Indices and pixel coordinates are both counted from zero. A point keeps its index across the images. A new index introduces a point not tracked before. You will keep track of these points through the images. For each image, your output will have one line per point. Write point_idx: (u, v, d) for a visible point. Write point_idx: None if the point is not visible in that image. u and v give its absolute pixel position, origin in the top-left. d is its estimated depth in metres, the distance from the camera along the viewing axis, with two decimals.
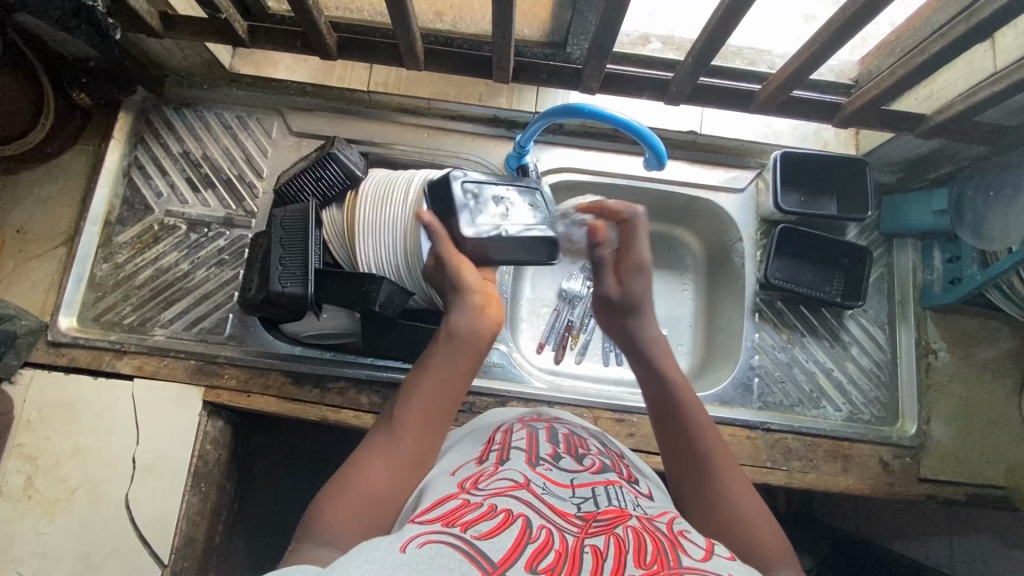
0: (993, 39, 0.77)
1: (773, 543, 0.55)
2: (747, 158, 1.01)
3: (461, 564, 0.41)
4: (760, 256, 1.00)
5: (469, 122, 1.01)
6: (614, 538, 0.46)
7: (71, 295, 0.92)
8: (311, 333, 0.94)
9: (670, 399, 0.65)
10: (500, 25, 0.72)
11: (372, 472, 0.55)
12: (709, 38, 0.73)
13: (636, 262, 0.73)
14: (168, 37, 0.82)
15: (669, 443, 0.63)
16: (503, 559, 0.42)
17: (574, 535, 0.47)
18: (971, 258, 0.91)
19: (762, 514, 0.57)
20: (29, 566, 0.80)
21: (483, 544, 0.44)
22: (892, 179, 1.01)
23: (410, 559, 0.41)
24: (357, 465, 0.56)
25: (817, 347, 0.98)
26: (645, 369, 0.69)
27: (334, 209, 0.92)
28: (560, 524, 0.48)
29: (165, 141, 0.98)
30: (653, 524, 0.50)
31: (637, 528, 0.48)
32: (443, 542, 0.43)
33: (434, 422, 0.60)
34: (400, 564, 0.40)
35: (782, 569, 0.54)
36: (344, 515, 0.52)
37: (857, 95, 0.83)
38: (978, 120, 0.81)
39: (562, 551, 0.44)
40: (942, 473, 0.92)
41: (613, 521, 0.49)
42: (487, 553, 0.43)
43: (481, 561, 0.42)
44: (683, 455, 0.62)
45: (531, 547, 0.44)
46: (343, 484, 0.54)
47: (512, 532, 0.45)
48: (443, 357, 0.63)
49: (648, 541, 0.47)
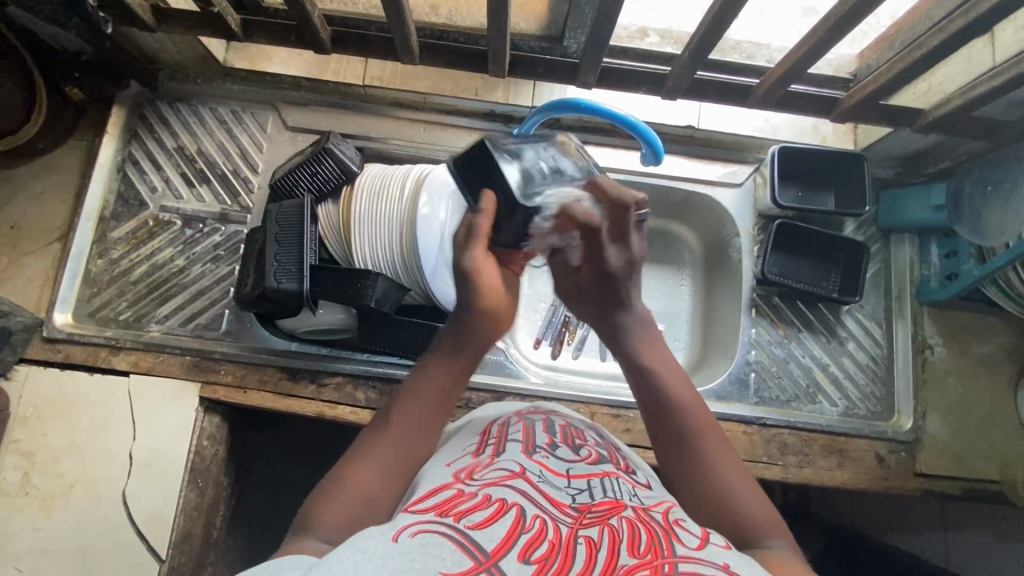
0: (993, 33, 0.76)
1: (766, 520, 0.54)
2: (746, 152, 1.01)
3: (453, 553, 0.41)
4: (757, 252, 0.99)
5: (466, 117, 1.00)
6: (608, 530, 0.46)
7: (66, 291, 0.91)
8: (306, 329, 0.91)
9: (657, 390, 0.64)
10: (496, 18, 0.72)
11: (363, 470, 0.55)
12: (707, 33, 0.73)
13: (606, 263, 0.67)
14: (160, 30, 0.80)
15: (657, 435, 0.63)
16: (496, 548, 0.42)
17: (568, 525, 0.47)
18: (968, 253, 0.91)
19: (754, 492, 0.57)
20: (27, 562, 0.80)
21: (477, 533, 0.44)
22: (891, 173, 1.01)
23: (403, 548, 0.41)
24: (349, 464, 0.56)
25: (813, 343, 0.98)
26: (633, 363, 0.67)
27: (330, 204, 0.91)
28: (555, 513, 0.48)
29: (159, 136, 0.98)
30: (648, 514, 0.50)
31: (632, 518, 0.48)
32: (436, 531, 0.43)
33: (424, 423, 0.60)
34: (391, 553, 0.40)
35: (777, 542, 0.53)
36: (335, 511, 0.52)
37: (856, 89, 0.83)
38: (976, 115, 0.80)
39: (555, 542, 0.44)
40: (937, 468, 0.92)
41: (608, 512, 0.49)
42: (480, 543, 0.43)
43: (473, 550, 0.42)
44: (672, 444, 0.61)
45: (524, 538, 0.44)
46: (334, 481, 0.54)
47: (506, 522, 0.45)
48: (436, 369, 0.63)
49: (642, 531, 0.46)
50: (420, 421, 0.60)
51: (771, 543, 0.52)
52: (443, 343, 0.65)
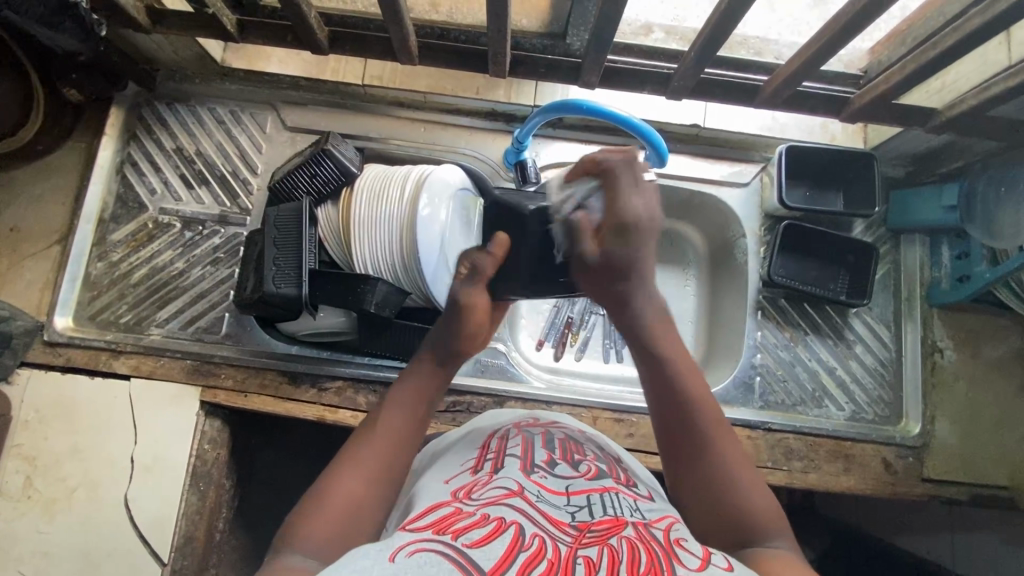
0: (1009, 32, 0.74)
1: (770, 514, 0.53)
2: (752, 152, 0.99)
3: (451, 573, 0.40)
4: (764, 252, 0.98)
5: (466, 116, 0.99)
6: (608, 549, 0.45)
7: (67, 294, 0.91)
8: (307, 332, 0.91)
9: (672, 392, 0.61)
10: (495, 18, 0.70)
11: (353, 478, 0.55)
12: (714, 31, 0.71)
13: (621, 224, 0.68)
14: (156, 31, 0.79)
15: (664, 426, 0.60)
16: (494, 567, 0.42)
17: (567, 545, 0.46)
18: (980, 255, 0.89)
19: (757, 488, 0.55)
20: (31, 565, 0.81)
21: (474, 553, 0.43)
22: (901, 172, 0.98)
23: (400, 568, 0.40)
24: (334, 474, 0.55)
25: (820, 346, 0.97)
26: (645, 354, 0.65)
27: (329, 206, 0.89)
28: (554, 533, 0.47)
29: (157, 137, 0.97)
30: (649, 533, 0.49)
31: (632, 538, 0.47)
32: (434, 550, 0.42)
33: (405, 427, 0.61)
34: (389, 574, 0.39)
35: (779, 542, 0.51)
36: (324, 523, 0.51)
37: (867, 88, 0.80)
38: (991, 115, 0.78)
39: (554, 561, 0.43)
40: (945, 473, 0.91)
41: (607, 531, 0.48)
42: (478, 561, 0.42)
43: (471, 569, 0.41)
44: (681, 440, 0.58)
45: (523, 556, 0.43)
46: (322, 492, 0.54)
47: (503, 540, 0.45)
48: (414, 384, 0.65)
49: (642, 552, 0.45)
50: (407, 430, 0.61)
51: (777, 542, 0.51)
52: (428, 358, 0.67)
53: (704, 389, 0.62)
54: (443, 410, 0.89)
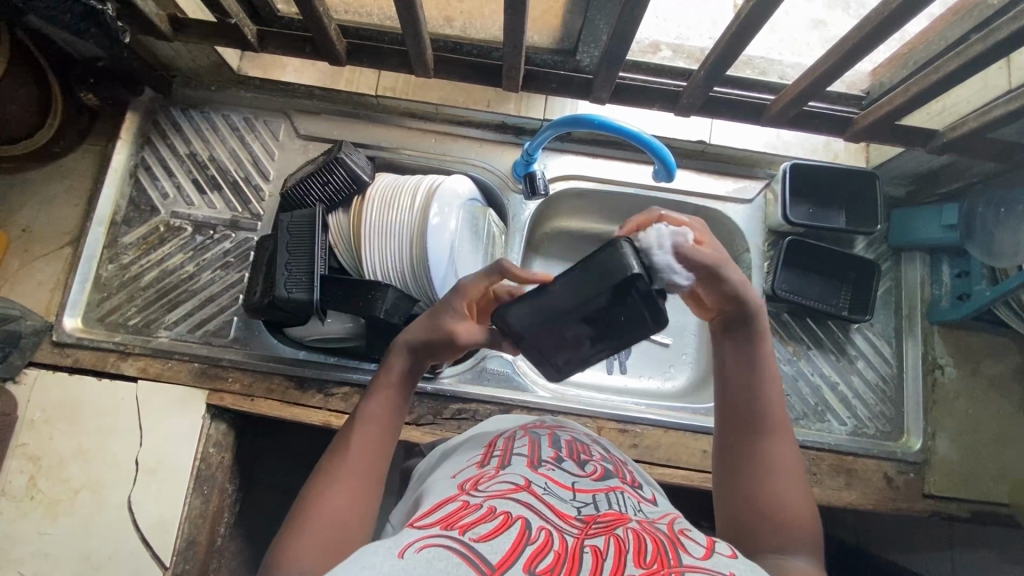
0: (1008, 58, 0.77)
1: (797, 529, 0.54)
2: (756, 168, 1.01)
3: (458, 566, 0.40)
4: (767, 268, 0.98)
5: (477, 128, 1.01)
6: (614, 539, 0.46)
7: (76, 295, 0.92)
8: (314, 337, 0.92)
9: (744, 392, 0.62)
10: (512, 34, 0.71)
11: (331, 500, 0.54)
12: (722, 53, 0.73)
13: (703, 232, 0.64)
14: (177, 39, 0.81)
15: (726, 423, 0.62)
16: (501, 560, 0.42)
17: (573, 536, 0.46)
18: (979, 274, 0.91)
19: (798, 495, 0.56)
20: (31, 567, 0.80)
21: (482, 545, 0.43)
22: (902, 192, 1.01)
23: (408, 564, 0.40)
24: (316, 491, 0.55)
25: (822, 360, 0.98)
26: (739, 356, 0.64)
27: (340, 213, 0.91)
28: (560, 525, 0.47)
29: (171, 142, 0.98)
30: (654, 526, 0.50)
31: (637, 529, 0.48)
32: (442, 545, 0.43)
33: (381, 439, 0.60)
34: (398, 568, 0.39)
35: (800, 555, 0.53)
36: (311, 540, 0.51)
37: (870, 109, 0.82)
38: (992, 138, 0.80)
39: (561, 552, 0.44)
40: (946, 489, 0.92)
41: (613, 523, 0.49)
42: (485, 555, 0.42)
43: (478, 562, 0.41)
44: (737, 431, 0.61)
45: (529, 549, 0.44)
46: (306, 513, 0.54)
47: (510, 533, 0.45)
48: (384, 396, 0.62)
49: (648, 542, 0.46)
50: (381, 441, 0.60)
51: (795, 553, 0.52)
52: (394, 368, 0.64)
53: (779, 402, 0.61)
54: (449, 417, 0.90)
